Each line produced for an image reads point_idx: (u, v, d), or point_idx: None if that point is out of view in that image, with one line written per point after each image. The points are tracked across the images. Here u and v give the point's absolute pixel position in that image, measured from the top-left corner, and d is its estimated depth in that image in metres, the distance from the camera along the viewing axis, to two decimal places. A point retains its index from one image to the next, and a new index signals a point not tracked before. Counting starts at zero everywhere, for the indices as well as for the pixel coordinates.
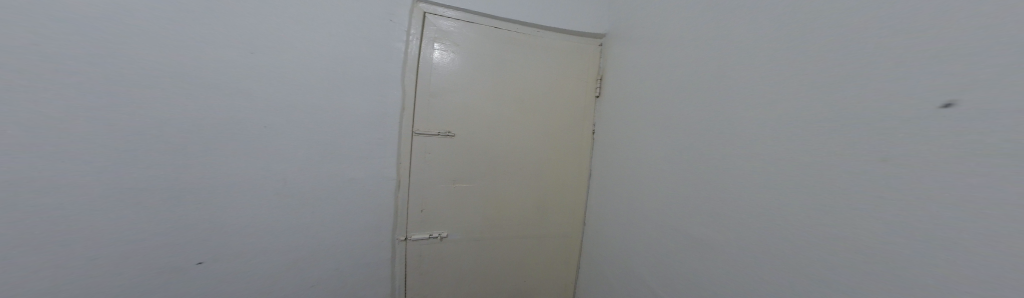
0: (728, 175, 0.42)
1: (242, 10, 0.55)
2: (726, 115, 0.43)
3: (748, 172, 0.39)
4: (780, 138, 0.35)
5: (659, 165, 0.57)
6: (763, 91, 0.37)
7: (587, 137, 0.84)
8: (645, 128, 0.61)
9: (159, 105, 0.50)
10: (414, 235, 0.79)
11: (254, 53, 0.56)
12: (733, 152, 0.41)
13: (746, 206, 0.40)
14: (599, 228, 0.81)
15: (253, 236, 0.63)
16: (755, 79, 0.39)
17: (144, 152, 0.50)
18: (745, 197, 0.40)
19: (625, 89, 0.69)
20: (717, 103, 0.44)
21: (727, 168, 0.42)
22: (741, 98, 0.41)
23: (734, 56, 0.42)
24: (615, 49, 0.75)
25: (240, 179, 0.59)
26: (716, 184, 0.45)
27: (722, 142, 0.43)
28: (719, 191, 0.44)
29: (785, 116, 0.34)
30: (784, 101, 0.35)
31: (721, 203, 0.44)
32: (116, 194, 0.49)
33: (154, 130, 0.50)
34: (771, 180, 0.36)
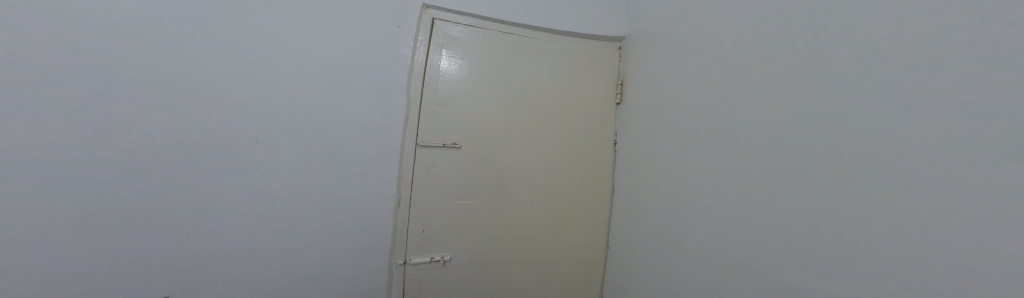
0: (775, 185, 0.36)
1: (242, 13, 0.52)
2: (765, 115, 0.37)
3: (796, 181, 0.33)
4: (824, 139, 0.30)
5: (691, 175, 0.50)
6: (801, 87, 0.33)
7: (605, 146, 0.77)
8: (673, 134, 0.56)
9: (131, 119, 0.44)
10: (413, 258, 0.70)
11: (254, 62, 0.52)
12: (774, 158, 0.36)
13: (798, 222, 0.33)
14: (626, 250, 0.71)
15: (226, 264, 0.55)
16: (790, 76, 0.35)
17: (99, 171, 0.44)
18: (797, 211, 0.33)
19: (649, 93, 0.65)
20: (755, 102, 0.39)
21: (771, 177, 0.36)
22: (779, 97, 0.36)
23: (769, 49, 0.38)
24: (636, 54, 0.72)
25: (216, 198, 0.52)
26: (757, 196, 0.38)
27: (763, 146, 0.37)
28: (763, 204, 0.38)
29: (827, 113, 0.30)
30: (826, 98, 0.30)
31: (767, 218, 0.37)
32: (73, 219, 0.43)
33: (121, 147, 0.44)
34: (820, 189, 0.31)
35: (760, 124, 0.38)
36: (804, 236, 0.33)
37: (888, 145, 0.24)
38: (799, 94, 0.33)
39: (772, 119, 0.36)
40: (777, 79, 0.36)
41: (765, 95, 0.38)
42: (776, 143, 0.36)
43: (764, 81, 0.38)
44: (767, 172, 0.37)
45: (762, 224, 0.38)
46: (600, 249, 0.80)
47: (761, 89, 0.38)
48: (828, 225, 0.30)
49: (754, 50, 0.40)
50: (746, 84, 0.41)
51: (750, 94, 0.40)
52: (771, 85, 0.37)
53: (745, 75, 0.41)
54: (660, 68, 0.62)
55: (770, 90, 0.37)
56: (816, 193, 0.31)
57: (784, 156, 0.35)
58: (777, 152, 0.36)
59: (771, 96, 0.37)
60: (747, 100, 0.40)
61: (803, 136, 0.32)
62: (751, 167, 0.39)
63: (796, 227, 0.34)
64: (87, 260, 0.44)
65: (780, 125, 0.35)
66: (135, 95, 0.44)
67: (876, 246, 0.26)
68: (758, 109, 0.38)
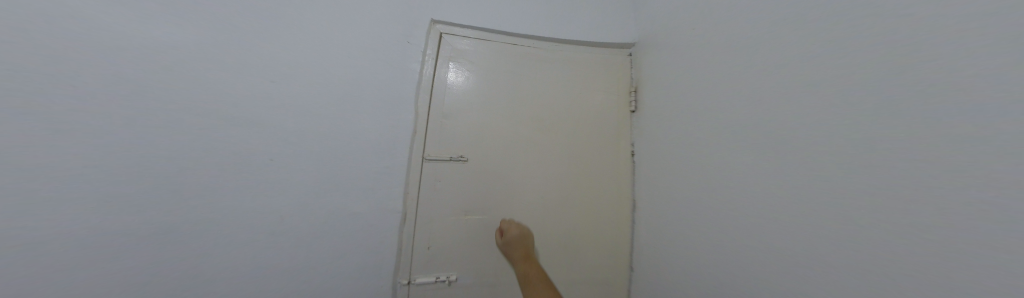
0: (819, 194, 0.31)
1: (262, 35, 0.55)
2: (797, 115, 0.34)
3: (844, 189, 0.29)
4: (871, 139, 0.26)
5: (724, 186, 0.45)
6: (836, 83, 0.30)
7: (620, 156, 0.73)
8: (697, 140, 0.52)
9: (157, 137, 0.46)
10: (418, 278, 0.66)
11: (275, 80, 0.54)
12: (816, 163, 0.32)
13: (853, 239, 0.28)
14: (656, 271, 0.64)
15: (225, 286, 0.52)
16: (823, 72, 0.31)
17: (122, 188, 0.45)
18: (852, 225, 0.28)
19: (666, 99, 0.62)
20: (787, 102, 0.35)
21: (813, 185, 0.32)
22: (812, 95, 0.32)
23: (795, 47, 0.35)
24: (648, 60, 0.70)
25: (225, 214, 0.51)
26: (804, 209, 0.33)
27: (799, 149, 0.34)
28: (811, 218, 0.33)
29: (873, 110, 0.26)
30: (869, 93, 0.26)
31: (820, 234, 0.32)
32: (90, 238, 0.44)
33: (140, 164, 0.46)
34: (875, 199, 0.26)
35: (795, 126, 0.34)
36: (861, 256, 0.28)
37: (952, 143, 0.20)
38: (834, 91, 0.30)
39: (806, 120, 0.33)
40: (808, 76, 0.33)
41: (796, 94, 0.34)
42: (815, 147, 0.32)
43: (796, 79, 0.35)
44: (810, 180, 0.32)
45: (814, 241, 0.32)
46: (621, 269, 0.73)
47: (792, 88, 0.35)
48: (892, 243, 0.25)
49: (781, 48, 0.37)
50: (776, 83, 0.37)
51: (782, 94, 0.36)
52: (804, 83, 0.33)
53: (772, 74, 0.38)
54: (677, 73, 0.59)
55: (802, 88, 0.34)
56: (870, 204, 0.26)
57: (825, 161, 0.30)
58: (816, 156, 0.31)
59: (803, 94, 0.33)
60: (778, 100, 0.37)
61: (845, 137, 0.28)
62: (794, 175, 0.34)
63: (852, 245, 0.29)
64: (90, 277, 0.44)
65: (816, 126, 0.31)
66: (161, 113, 0.47)
67: (953, 270, 0.21)
68: (791, 109, 0.35)
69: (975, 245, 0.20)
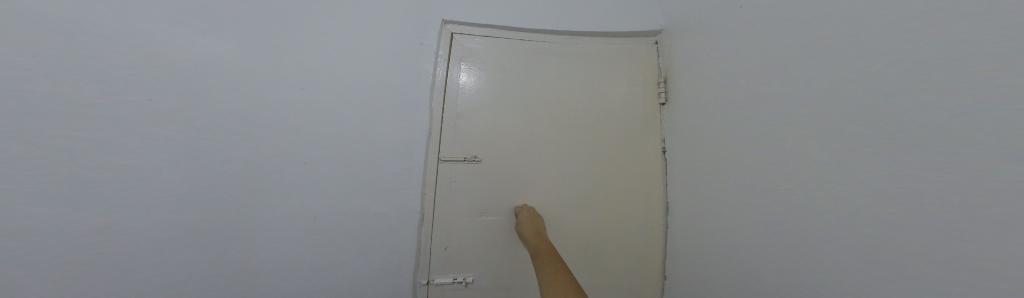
0: (917, 197, 0.24)
1: (287, 46, 0.58)
2: (859, 100, 0.29)
3: (940, 189, 0.23)
4: (957, 129, 0.21)
5: (786, 188, 0.38)
6: (936, 54, 0.23)
7: (647, 152, 0.68)
8: (740, 134, 0.46)
9: (207, 143, 0.50)
10: (437, 278, 0.66)
11: (304, 88, 0.58)
12: (905, 156, 0.25)
13: (936, 251, 0.24)
14: (696, 283, 0.57)
15: (266, 279, 0.56)
16: (913, 40, 0.25)
17: (180, 188, 0.49)
18: (962, 238, 0.22)
19: (698, 89, 0.56)
20: (846, 86, 0.30)
21: (903, 185, 0.25)
22: (890, 74, 0.26)
23: (858, 21, 0.30)
24: (677, 47, 0.64)
25: (264, 213, 0.55)
26: (890, 216, 0.27)
27: (860, 140, 0.29)
28: (903, 227, 0.26)
29: (969, 89, 0.21)
30: (940, 74, 0.23)
31: (890, 243, 0.27)
32: (153, 236, 0.48)
33: (189, 168, 0.49)
34: (993, 203, 0.20)
35: (861, 113, 0.29)
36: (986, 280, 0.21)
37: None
38: (900, 74, 0.25)
39: (884, 105, 0.26)
40: (879, 56, 0.27)
41: (873, 73, 0.28)
42: (878, 138, 0.27)
43: (875, 54, 0.28)
44: (881, 180, 0.27)
45: (909, 257, 0.26)
46: (648, 277, 0.68)
47: (866, 66, 0.29)
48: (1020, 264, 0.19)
49: (853, 17, 0.30)
50: (850, 61, 0.30)
51: (855, 73, 0.30)
52: (874, 61, 0.28)
53: (838, 54, 0.32)
54: (714, 59, 0.53)
55: (878, 66, 0.27)
56: (981, 208, 0.20)
57: (920, 154, 0.24)
58: (888, 152, 0.26)
59: (886, 70, 0.27)
60: (835, 86, 0.32)
61: (951, 123, 0.22)
62: (874, 172, 0.28)
63: (935, 257, 0.24)
64: (125, 278, 0.46)
65: (892, 113, 0.26)
66: (210, 121, 0.50)
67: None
68: (864, 92, 0.28)
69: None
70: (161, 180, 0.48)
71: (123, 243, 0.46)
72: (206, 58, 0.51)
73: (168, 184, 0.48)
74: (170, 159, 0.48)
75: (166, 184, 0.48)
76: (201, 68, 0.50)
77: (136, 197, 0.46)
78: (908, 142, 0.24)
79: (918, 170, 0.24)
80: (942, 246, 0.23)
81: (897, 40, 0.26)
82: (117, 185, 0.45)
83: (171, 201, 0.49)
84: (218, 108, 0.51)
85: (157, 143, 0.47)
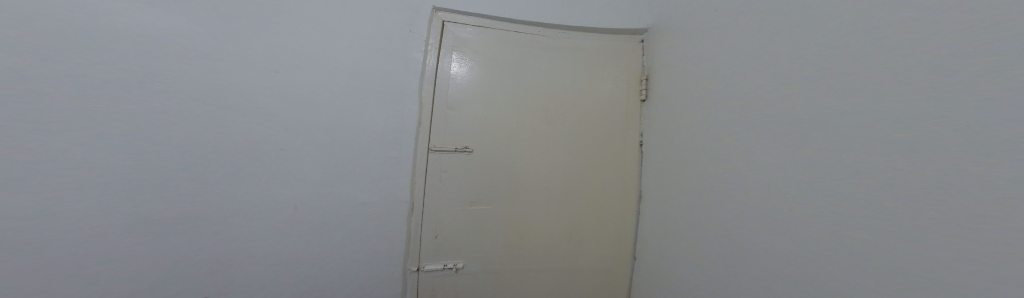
0: (850, 189, 0.29)
1: (261, 25, 0.54)
2: (812, 105, 0.33)
3: (863, 183, 0.28)
4: (880, 135, 0.26)
5: (741, 180, 0.43)
6: (878, 66, 0.26)
7: (630, 146, 0.72)
8: (708, 131, 0.50)
9: (182, 128, 0.48)
10: (427, 265, 0.68)
11: (280, 71, 0.54)
12: (843, 155, 0.29)
13: (858, 234, 0.29)
14: (663, 265, 0.63)
15: (252, 267, 0.56)
16: (862, 53, 0.28)
17: (157, 176, 0.47)
18: (882, 224, 0.26)
19: (677, 88, 0.60)
20: (801, 92, 0.34)
21: (843, 179, 0.29)
22: (836, 84, 0.30)
23: (814, 35, 0.34)
24: (661, 46, 0.67)
25: (247, 202, 0.54)
26: (834, 205, 0.31)
27: (809, 140, 0.33)
28: (834, 214, 0.31)
29: (892, 102, 0.25)
30: (871, 86, 0.27)
31: (824, 227, 0.32)
32: (128, 224, 0.46)
33: (163, 155, 0.47)
34: (903, 195, 0.25)
35: (812, 116, 0.33)
36: (897, 257, 0.26)
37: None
38: (842, 87, 0.30)
39: (830, 111, 0.31)
40: (829, 67, 0.31)
41: (822, 82, 0.32)
42: (823, 139, 0.31)
43: (827, 65, 0.32)
44: (822, 175, 0.32)
45: (841, 240, 0.30)
46: (625, 260, 0.74)
47: (817, 76, 0.33)
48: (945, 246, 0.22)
49: (815, 28, 0.33)
50: (806, 69, 0.34)
51: (810, 81, 0.33)
52: (825, 71, 0.32)
53: (795, 63, 0.36)
54: (692, 60, 0.56)
55: (828, 77, 0.31)
56: (891, 199, 0.25)
57: (859, 153, 0.28)
58: (830, 150, 0.31)
59: (837, 80, 0.30)
60: (791, 92, 0.36)
61: (875, 128, 0.26)
62: (820, 166, 0.32)
63: (858, 239, 0.29)
64: (98, 265, 0.45)
65: (838, 118, 0.30)
66: (183, 106, 0.48)
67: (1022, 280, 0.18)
68: (815, 98, 0.32)
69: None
70: (133, 167, 0.45)
71: (97, 231, 0.44)
72: (173, 36, 0.47)
73: (143, 171, 0.46)
74: (142, 146, 0.45)
75: (139, 171, 0.46)
76: (166, 45, 0.46)
77: (106, 184, 0.44)
78: (845, 142, 0.29)
79: (848, 166, 0.29)
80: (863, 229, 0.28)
81: (846, 54, 0.30)
82: (84, 171, 0.42)
83: (146, 189, 0.47)
84: (191, 92, 0.48)
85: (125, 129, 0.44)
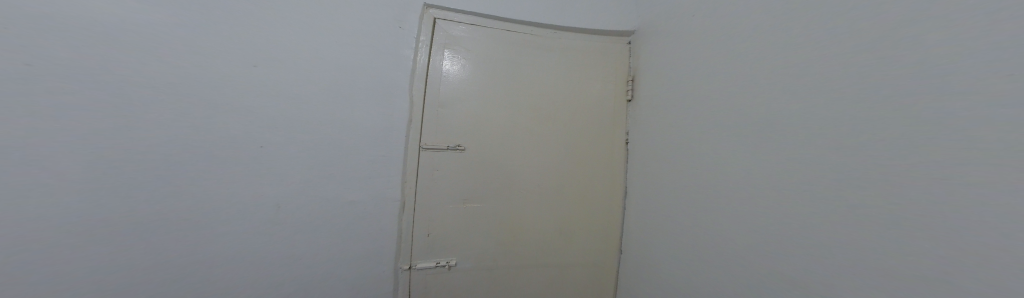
0: (811, 184, 0.32)
1: (242, 20, 0.52)
2: (780, 108, 0.36)
3: (823, 178, 0.31)
4: (840, 135, 0.29)
5: (714, 176, 0.46)
6: (839, 75, 0.29)
7: (617, 144, 0.74)
8: (686, 129, 0.53)
9: (161, 125, 0.47)
10: (419, 263, 0.68)
11: (256, 66, 0.53)
12: (807, 154, 0.32)
13: (815, 223, 0.32)
14: (647, 257, 0.66)
15: (235, 268, 0.55)
16: (824, 62, 0.31)
17: (137, 173, 0.47)
18: (836, 214, 0.30)
19: (659, 89, 0.63)
20: (771, 95, 0.37)
21: (805, 175, 0.33)
22: (802, 89, 0.33)
23: (783, 43, 0.37)
24: (646, 48, 0.70)
25: (229, 202, 0.53)
26: (797, 199, 0.34)
27: (778, 139, 0.36)
28: (796, 206, 0.34)
29: (849, 107, 0.28)
30: (832, 92, 0.30)
31: (786, 218, 0.35)
32: (108, 221, 0.46)
33: (144, 151, 0.47)
34: (853, 188, 0.28)
35: (780, 118, 0.36)
36: (847, 243, 0.29)
37: (994, 135, 0.19)
38: (807, 91, 0.33)
39: (796, 113, 0.34)
40: (796, 73, 0.34)
41: (791, 87, 0.35)
42: (791, 139, 0.34)
43: (794, 72, 0.35)
44: (787, 171, 0.35)
45: (802, 229, 0.34)
46: (612, 253, 0.77)
47: (786, 81, 0.36)
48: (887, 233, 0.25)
49: (784, 37, 0.36)
50: (776, 75, 0.37)
51: (780, 85, 0.36)
52: (794, 77, 0.35)
53: (765, 68, 0.39)
54: (674, 63, 0.59)
55: (795, 82, 0.34)
56: (845, 193, 0.29)
57: (820, 151, 0.31)
58: (796, 149, 0.34)
59: (803, 85, 0.33)
60: (761, 95, 0.39)
61: (837, 129, 0.29)
62: (787, 164, 0.35)
63: (816, 228, 0.32)
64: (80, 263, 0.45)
65: (802, 120, 0.33)
66: (161, 102, 0.47)
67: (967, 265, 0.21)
68: (784, 101, 0.36)
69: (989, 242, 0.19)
70: (110, 164, 0.44)
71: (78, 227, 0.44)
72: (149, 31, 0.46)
73: (121, 168, 0.45)
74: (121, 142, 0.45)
75: (117, 168, 0.45)
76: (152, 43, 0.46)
77: (85, 181, 0.43)
78: (810, 142, 0.32)
79: (811, 163, 0.32)
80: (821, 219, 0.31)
81: (810, 62, 0.33)
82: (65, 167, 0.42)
83: (127, 186, 0.46)
84: (170, 88, 0.47)
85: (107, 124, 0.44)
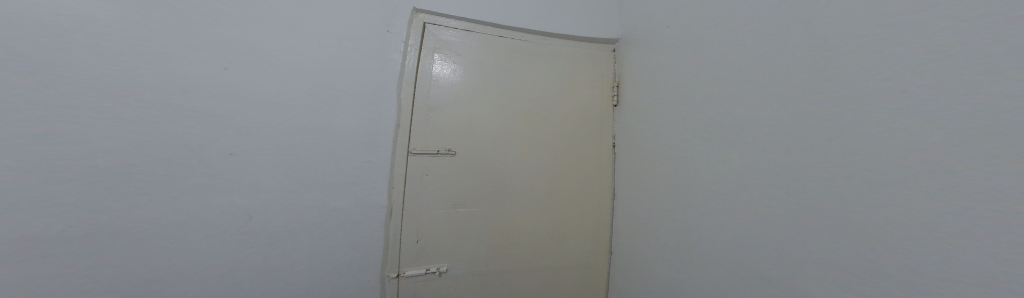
0: (782, 183, 0.36)
1: (214, 20, 0.49)
2: (753, 114, 0.40)
3: (792, 179, 0.34)
4: (806, 141, 0.32)
5: (698, 177, 0.50)
6: (801, 87, 0.33)
7: (605, 147, 0.77)
8: (671, 133, 0.57)
9: (118, 130, 0.43)
10: (408, 270, 0.67)
11: (229, 68, 0.49)
12: (779, 157, 0.36)
13: (787, 218, 0.36)
14: (635, 255, 0.69)
15: (205, 284, 0.51)
16: (790, 74, 0.35)
17: (92, 183, 0.43)
18: (801, 210, 0.33)
19: (643, 95, 0.67)
20: (745, 103, 0.41)
21: (777, 176, 0.36)
22: (772, 98, 0.37)
23: (753, 56, 0.41)
24: (630, 55, 0.73)
25: (200, 213, 0.49)
26: (770, 197, 0.37)
27: (753, 143, 0.40)
28: (770, 204, 0.38)
29: (810, 116, 0.32)
30: (798, 101, 0.34)
31: (761, 215, 0.39)
32: (59, 234, 0.42)
33: (101, 160, 0.43)
34: (816, 187, 0.32)
35: (754, 123, 0.39)
36: (812, 235, 0.33)
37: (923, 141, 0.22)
38: (775, 101, 0.37)
39: (768, 120, 0.37)
40: (763, 84, 0.38)
41: (760, 96, 0.39)
42: (763, 142, 0.38)
43: (761, 84, 0.39)
44: (761, 172, 0.38)
45: (775, 224, 0.37)
46: (602, 253, 0.79)
47: (756, 91, 0.39)
48: (851, 224, 0.28)
49: (754, 51, 0.40)
50: (746, 87, 0.41)
51: (751, 94, 0.40)
52: (763, 86, 0.38)
53: (737, 79, 0.43)
54: (657, 70, 0.62)
55: (764, 92, 0.38)
56: (809, 191, 0.32)
57: (789, 154, 0.35)
58: (767, 152, 0.38)
59: (772, 95, 0.37)
60: (736, 102, 0.43)
61: (802, 135, 0.33)
62: (761, 165, 0.38)
63: (787, 223, 0.36)
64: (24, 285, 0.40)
65: (773, 126, 0.37)
66: (118, 105, 0.43)
67: (913, 249, 0.24)
68: (756, 109, 0.39)
69: (934, 229, 0.22)
70: (60, 172, 0.41)
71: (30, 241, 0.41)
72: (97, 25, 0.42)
73: (75, 177, 0.42)
74: (73, 149, 0.41)
75: (70, 176, 0.41)
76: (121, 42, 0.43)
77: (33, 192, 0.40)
78: (779, 146, 0.36)
79: (782, 164, 0.35)
80: (791, 216, 0.35)
81: (776, 75, 0.37)
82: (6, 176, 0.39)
83: (80, 197, 0.42)
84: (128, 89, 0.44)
85: (62, 132, 0.41)
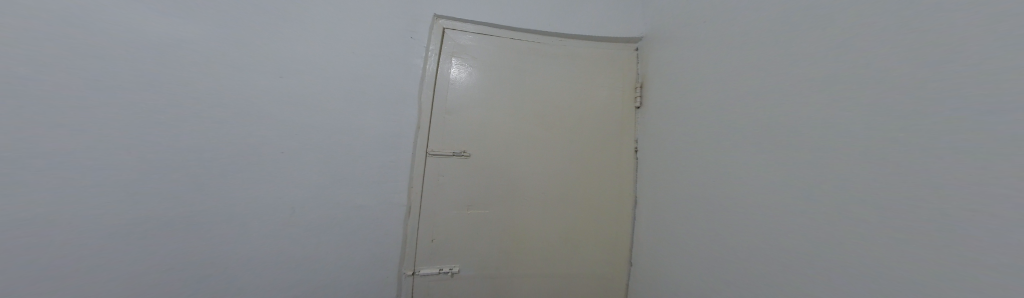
0: (808, 194, 0.31)
1: (267, 33, 0.55)
2: (778, 116, 0.35)
3: (821, 190, 0.30)
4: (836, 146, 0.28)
5: (721, 186, 0.45)
6: (828, 85, 0.29)
7: (625, 151, 0.73)
8: (694, 138, 0.52)
9: (192, 131, 0.49)
10: (422, 269, 0.68)
11: (282, 76, 0.56)
12: (805, 164, 0.32)
13: (815, 235, 0.31)
14: (656, 270, 0.64)
15: (246, 269, 0.56)
16: (816, 71, 0.31)
17: (168, 175, 0.49)
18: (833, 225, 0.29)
19: (666, 97, 0.63)
20: (771, 104, 0.37)
21: (804, 186, 0.32)
22: (798, 98, 0.33)
23: (781, 52, 0.36)
24: (655, 54, 0.69)
25: (241, 205, 0.54)
26: (797, 209, 0.33)
27: (778, 149, 0.35)
28: (798, 217, 0.33)
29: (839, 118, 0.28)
30: (825, 101, 0.30)
31: (788, 230, 0.34)
32: (143, 222, 0.48)
33: (180, 157, 0.49)
34: (848, 200, 0.27)
35: (779, 126, 0.35)
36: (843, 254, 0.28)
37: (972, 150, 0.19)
38: (800, 101, 0.33)
39: (792, 123, 0.33)
40: (789, 82, 0.34)
41: (787, 97, 0.35)
42: (788, 148, 0.34)
43: (786, 83, 0.35)
44: (788, 182, 0.34)
45: (802, 240, 0.33)
46: (621, 265, 0.74)
47: (782, 91, 0.35)
48: (888, 241, 0.24)
49: (781, 46, 0.36)
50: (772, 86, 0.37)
51: (776, 94, 0.36)
52: (788, 86, 0.34)
53: (762, 78, 0.39)
54: (682, 70, 0.58)
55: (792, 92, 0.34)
56: (839, 204, 0.28)
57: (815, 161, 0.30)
58: (792, 159, 0.33)
59: (797, 95, 0.33)
60: (760, 103, 0.38)
61: (831, 140, 0.29)
62: (787, 173, 0.34)
63: (815, 240, 0.31)
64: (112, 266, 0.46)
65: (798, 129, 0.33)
66: (190, 109, 0.49)
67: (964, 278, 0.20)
68: (780, 111, 0.35)
69: (985, 255, 0.18)
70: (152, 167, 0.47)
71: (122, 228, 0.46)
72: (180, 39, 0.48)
73: (153, 171, 0.47)
74: (153, 148, 0.47)
75: (154, 169, 0.47)
76: (169, 48, 0.47)
77: (124, 185, 0.46)
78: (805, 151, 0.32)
79: (809, 173, 0.31)
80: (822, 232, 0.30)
81: (803, 73, 0.33)
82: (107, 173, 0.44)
83: (158, 190, 0.48)
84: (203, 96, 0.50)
85: (153, 136, 0.47)
